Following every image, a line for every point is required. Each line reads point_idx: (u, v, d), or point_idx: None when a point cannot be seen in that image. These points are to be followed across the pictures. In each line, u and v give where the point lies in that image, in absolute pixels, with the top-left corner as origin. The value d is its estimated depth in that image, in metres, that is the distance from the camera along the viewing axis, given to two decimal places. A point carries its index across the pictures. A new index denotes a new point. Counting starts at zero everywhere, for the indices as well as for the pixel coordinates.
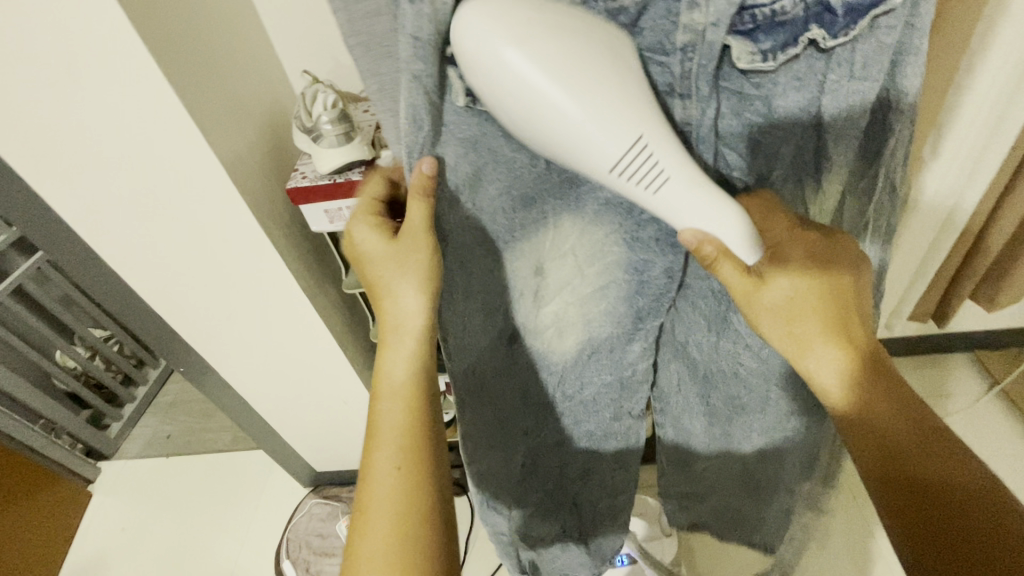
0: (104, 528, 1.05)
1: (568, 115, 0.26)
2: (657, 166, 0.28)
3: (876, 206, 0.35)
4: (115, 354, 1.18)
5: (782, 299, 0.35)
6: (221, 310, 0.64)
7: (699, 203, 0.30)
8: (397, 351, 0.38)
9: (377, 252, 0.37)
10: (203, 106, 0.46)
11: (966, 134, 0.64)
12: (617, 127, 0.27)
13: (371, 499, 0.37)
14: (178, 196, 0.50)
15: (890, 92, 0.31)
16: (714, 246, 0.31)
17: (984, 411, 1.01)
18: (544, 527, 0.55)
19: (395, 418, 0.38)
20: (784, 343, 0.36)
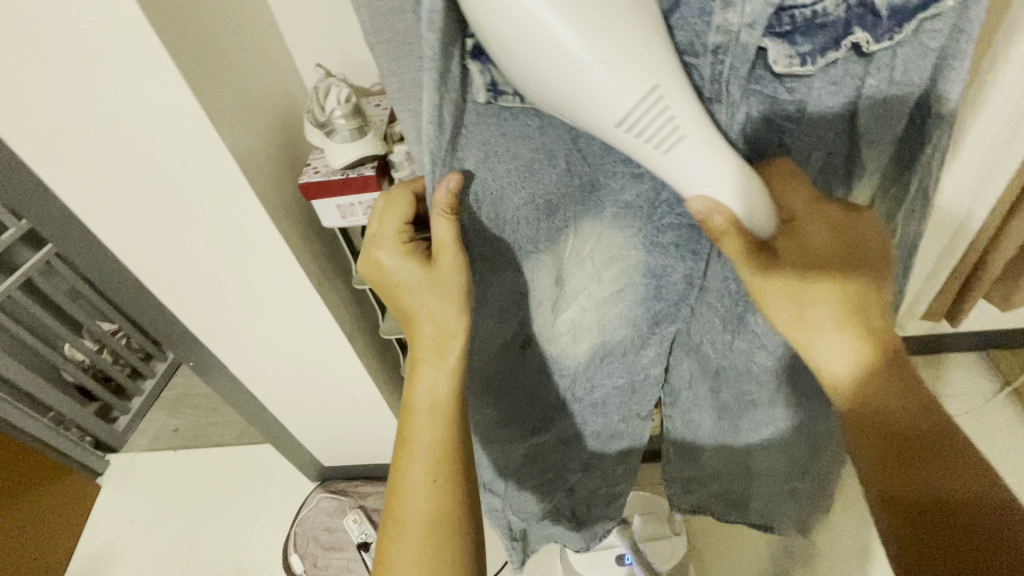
0: (115, 518, 1.11)
1: (577, 54, 0.24)
2: (669, 120, 0.28)
3: (906, 209, 0.37)
4: (123, 348, 1.23)
5: (791, 275, 0.34)
6: (234, 300, 0.66)
7: (706, 165, 0.29)
8: (432, 367, 0.38)
9: (409, 276, 0.37)
10: (216, 101, 0.48)
11: (984, 138, 0.67)
12: (628, 78, 0.25)
13: (404, 507, 0.39)
14: (198, 191, 0.52)
15: (929, 95, 0.32)
16: (724, 217, 0.31)
17: (996, 409, 1.05)
18: (538, 508, 0.59)
19: (433, 433, 0.39)
20: (791, 317, 0.35)
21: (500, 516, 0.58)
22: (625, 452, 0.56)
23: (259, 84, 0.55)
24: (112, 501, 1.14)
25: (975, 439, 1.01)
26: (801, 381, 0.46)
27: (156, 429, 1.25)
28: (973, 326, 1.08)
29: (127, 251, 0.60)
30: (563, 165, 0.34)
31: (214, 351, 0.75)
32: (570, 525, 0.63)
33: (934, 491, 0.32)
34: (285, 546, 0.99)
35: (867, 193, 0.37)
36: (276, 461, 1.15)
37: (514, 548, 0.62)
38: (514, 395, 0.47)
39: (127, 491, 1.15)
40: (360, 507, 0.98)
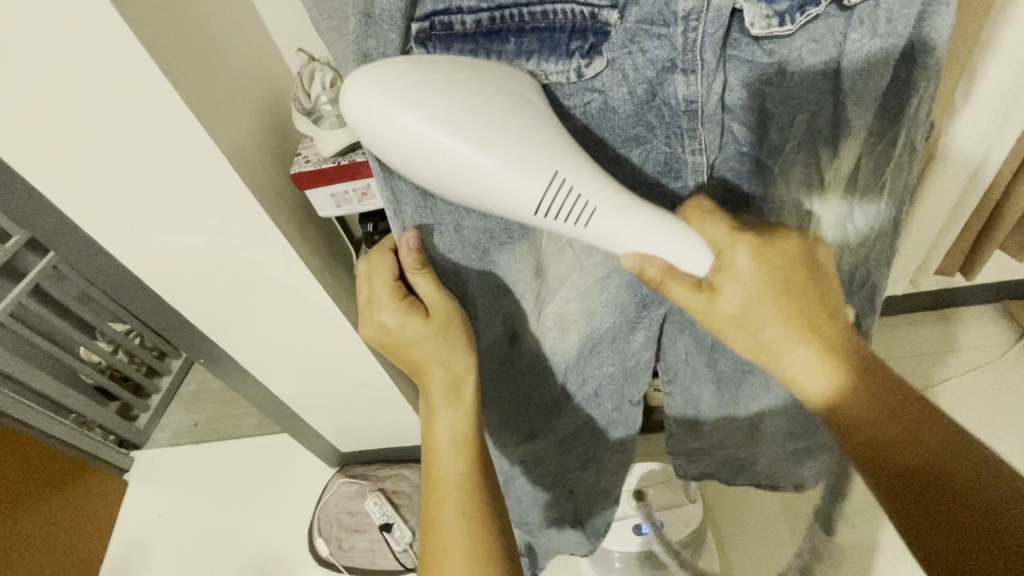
0: (144, 513, 1.15)
1: (478, 165, 0.28)
2: (581, 199, 0.31)
3: (895, 162, 0.42)
4: (137, 347, 1.25)
5: (741, 309, 0.35)
6: (237, 296, 0.67)
7: (632, 228, 0.33)
8: (450, 412, 0.39)
9: (409, 331, 0.37)
10: (200, 95, 0.47)
11: (999, 80, 0.64)
12: (530, 170, 0.29)
13: (440, 544, 0.38)
14: (189, 190, 0.52)
15: (918, 40, 0.35)
16: (657, 268, 0.34)
17: (1014, 360, 1.03)
18: (544, 512, 0.62)
19: (459, 469, 0.39)
20: (750, 349, 0.37)
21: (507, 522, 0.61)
22: (623, 442, 0.58)
23: (244, 74, 0.54)
24: (140, 496, 1.17)
25: (992, 392, 1.00)
26: None
27: (177, 424, 1.27)
28: (990, 277, 1.05)
29: (127, 254, 0.60)
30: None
31: (225, 347, 0.76)
32: (576, 530, 0.65)
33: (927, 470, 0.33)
34: (310, 530, 1.02)
35: (857, 155, 0.41)
36: (295, 450, 1.17)
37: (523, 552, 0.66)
38: (505, 394, 0.48)
39: (154, 486, 1.18)
40: (380, 490, 1.00)
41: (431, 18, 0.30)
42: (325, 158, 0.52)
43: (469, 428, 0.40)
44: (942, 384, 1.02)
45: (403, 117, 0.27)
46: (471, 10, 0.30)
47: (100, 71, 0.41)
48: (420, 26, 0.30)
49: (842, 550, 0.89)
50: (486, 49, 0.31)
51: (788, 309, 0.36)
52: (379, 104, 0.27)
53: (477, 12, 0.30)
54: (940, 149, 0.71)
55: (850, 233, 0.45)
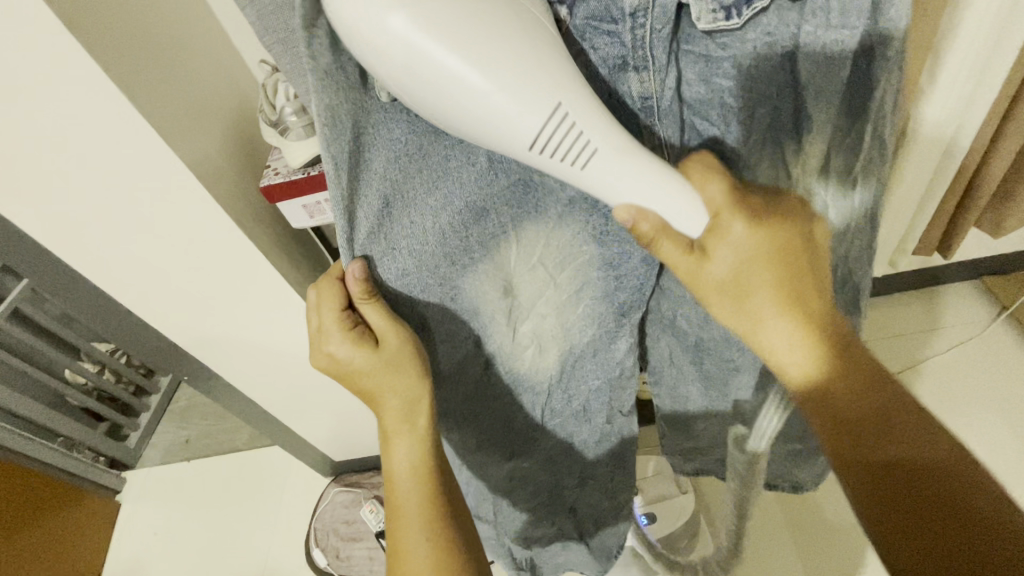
0: (139, 533, 1.14)
1: (472, 86, 0.26)
2: (580, 137, 0.29)
3: (866, 154, 0.41)
4: (123, 367, 1.23)
5: (728, 273, 0.36)
6: (216, 312, 0.66)
7: (629, 177, 0.31)
8: (404, 441, 0.41)
9: (359, 362, 0.39)
10: (163, 113, 0.46)
11: (965, 57, 0.64)
12: (533, 101, 0.27)
13: (406, 572, 0.40)
14: (159, 209, 0.51)
15: (874, 32, 0.35)
16: (650, 224, 0.33)
17: (996, 335, 1.05)
18: (539, 530, 0.62)
19: (418, 497, 0.41)
20: (734, 317, 0.38)
21: (500, 541, 0.61)
22: (617, 450, 0.58)
23: (207, 85, 0.53)
24: (134, 516, 1.16)
25: (975, 367, 1.02)
26: None
27: (168, 442, 1.26)
28: (969, 254, 1.06)
29: (100, 274, 0.59)
30: (502, 173, 0.36)
31: (208, 364, 0.75)
32: (583, 546, 0.67)
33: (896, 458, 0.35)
34: (307, 541, 1.01)
35: (823, 145, 0.40)
36: (289, 461, 1.16)
37: (524, 573, 0.67)
38: (481, 414, 0.48)
39: (147, 505, 1.17)
40: (376, 497, 1.00)
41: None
42: (294, 169, 0.51)
43: (427, 455, 0.41)
44: (927, 362, 1.04)
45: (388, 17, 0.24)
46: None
47: (53, 88, 0.40)
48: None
49: (835, 530, 0.90)
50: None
51: (774, 275, 0.37)
52: (370, 4, 0.24)
53: None
54: (912, 129, 0.72)
55: (821, 227, 0.45)
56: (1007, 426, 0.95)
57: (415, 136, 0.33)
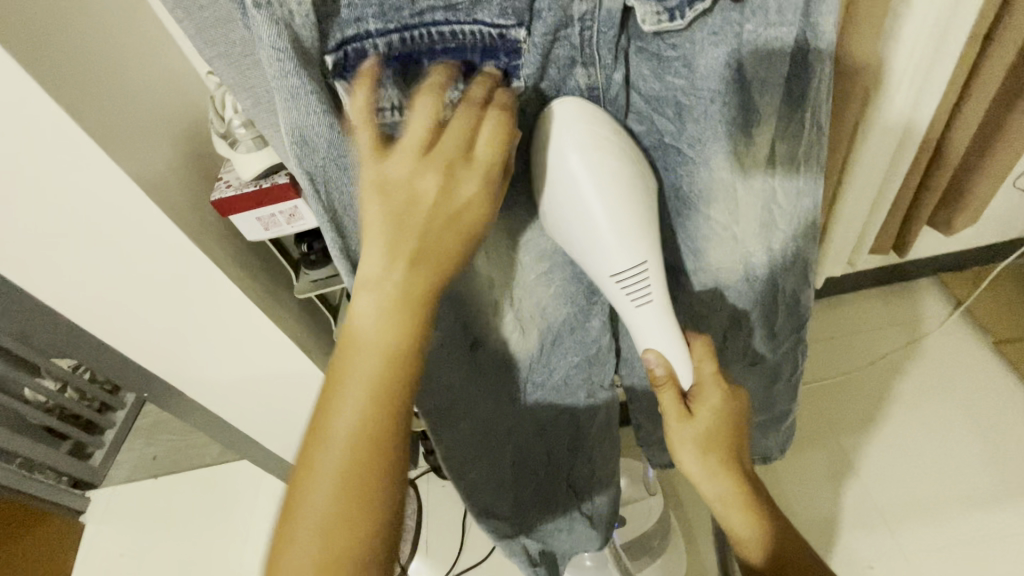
0: (105, 555, 1.10)
1: (596, 219, 0.36)
2: (647, 286, 0.39)
3: (805, 145, 0.42)
4: (86, 383, 1.19)
5: (703, 432, 0.43)
6: (175, 329, 0.65)
7: (661, 326, 0.41)
8: (385, 293, 0.31)
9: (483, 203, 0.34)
10: (109, 127, 0.44)
11: (909, 62, 0.66)
12: (632, 250, 0.38)
13: (325, 433, 0.31)
14: (108, 226, 0.50)
15: (808, 32, 0.37)
16: (665, 372, 0.42)
17: (952, 328, 1.08)
18: (551, 518, 0.62)
19: (370, 366, 0.31)
20: (694, 464, 0.45)
21: (516, 546, 0.60)
22: (603, 423, 0.59)
23: (156, 97, 0.52)
24: (99, 538, 1.12)
25: (934, 361, 1.05)
26: (758, 313, 0.52)
27: (135, 459, 1.22)
28: (926, 251, 1.10)
29: (49, 290, 0.57)
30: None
31: (171, 381, 0.74)
32: (582, 519, 0.64)
33: (790, 528, 0.47)
34: None
35: (770, 137, 0.41)
36: (259, 475, 1.14)
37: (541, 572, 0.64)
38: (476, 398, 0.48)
39: (114, 526, 1.13)
40: None
41: (344, 48, 0.31)
42: (247, 181, 0.51)
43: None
44: (890, 356, 1.07)
45: (572, 156, 0.35)
46: (380, 33, 0.31)
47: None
48: (335, 57, 0.31)
49: (806, 523, 0.92)
50: (408, 73, 0.33)
51: (731, 445, 0.44)
52: (575, 128, 0.35)
53: (387, 34, 0.31)
54: (865, 129, 0.74)
55: (774, 215, 0.46)
56: (964, 416, 0.98)
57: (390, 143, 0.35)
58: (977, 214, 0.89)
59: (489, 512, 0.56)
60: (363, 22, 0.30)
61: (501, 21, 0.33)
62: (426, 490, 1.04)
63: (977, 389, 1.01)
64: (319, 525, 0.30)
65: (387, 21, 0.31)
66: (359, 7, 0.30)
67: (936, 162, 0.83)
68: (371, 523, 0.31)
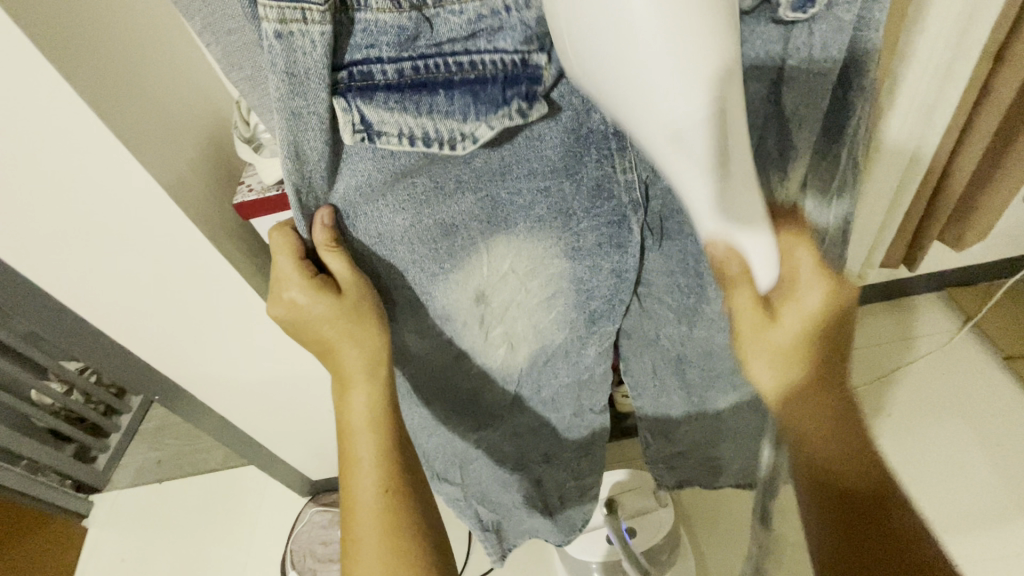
0: (105, 560, 1.09)
1: (632, 28, 0.22)
2: (721, 146, 0.25)
3: (839, 177, 0.43)
4: (93, 386, 1.19)
5: (788, 334, 0.37)
6: (189, 331, 0.65)
7: (732, 208, 0.28)
8: (356, 386, 0.39)
9: (322, 311, 0.37)
10: (138, 129, 0.45)
11: (921, 78, 0.67)
12: (697, 89, 0.23)
13: (352, 480, 0.39)
14: (129, 226, 0.50)
15: (851, 68, 0.36)
16: (739, 266, 0.33)
17: (962, 344, 1.08)
18: (506, 497, 0.61)
19: (367, 413, 0.39)
20: (774, 375, 0.39)
21: (468, 508, 0.60)
22: (589, 441, 0.58)
23: (184, 103, 0.53)
24: (100, 542, 1.12)
25: (944, 376, 1.05)
26: None
27: (139, 463, 1.22)
28: (935, 266, 1.10)
29: (67, 289, 0.57)
30: (468, 194, 0.37)
31: (182, 383, 0.74)
32: (544, 514, 0.64)
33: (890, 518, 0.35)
34: (283, 564, 0.97)
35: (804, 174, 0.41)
36: (265, 481, 1.13)
37: (489, 538, 0.64)
38: (461, 399, 0.50)
39: (115, 530, 1.13)
40: None
41: (350, 68, 0.29)
42: (268, 186, 0.51)
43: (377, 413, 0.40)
44: (898, 371, 1.06)
45: None
46: (391, 59, 0.30)
47: (12, 99, 0.39)
48: (342, 76, 0.29)
49: None
50: (414, 97, 0.31)
51: (816, 356, 0.38)
52: None
53: (398, 61, 0.30)
54: (874, 145, 0.74)
55: None
56: (976, 432, 0.98)
57: (393, 169, 0.34)
58: (989, 230, 0.89)
59: (442, 476, 0.56)
60: (376, 48, 0.29)
61: (522, 48, 0.31)
62: None
63: (988, 405, 1.01)
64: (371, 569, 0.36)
65: (402, 50, 0.30)
66: (375, 32, 0.29)
67: (946, 177, 0.83)
68: (412, 543, 0.37)
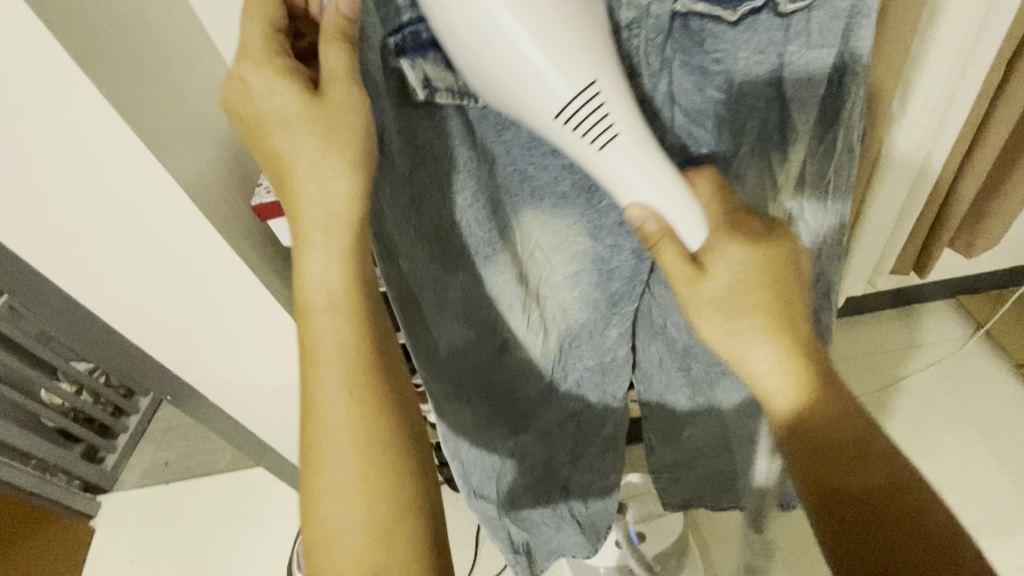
0: (112, 561, 1.10)
1: (518, 46, 0.27)
2: (607, 119, 0.30)
3: (837, 164, 0.41)
4: (103, 387, 1.20)
5: (723, 287, 0.37)
6: (204, 331, 0.65)
7: (638, 167, 0.32)
8: (327, 248, 0.33)
9: (285, 109, 0.31)
10: (161, 133, 0.45)
11: (935, 86, 0.67)
12: (574, 70, 0.28)
13: (322, 424, 0.34)
14: (148, 228, 0.50)
15: (846, 56, 0.35)
16: (657, 224, 0.34)
17: (973, 352, 1.08)
18: (537, 510, 0.59)
19: (339, 333, 0.34)
20: (723, 337, 0.38)
21: (501, 532, 0.56)
22: (611, 439, 0.57)
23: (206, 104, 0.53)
24: (107, 542, 1.12)
25: (956, 384, 1.04)
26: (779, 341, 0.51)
27: (147, 463, 1.22)
28: (946, 274, 1.10)
29: (85, 290, 0.58)
30: (499, 169, 0.38)
31: (194, 383, 0.74)
32: (573, 523, 0.63)
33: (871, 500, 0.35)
34: (290, 566, 0.97)
35: (801, 157, 0.41)
36: (272, 483, 1.13)
37: (520, 560, 0.60)
38: (490, 396, 0.48)
39: (123, 530, 1.13)
40: None
41: (401, 31, 0.30)
42: None
43: (348, 282, 0.34)
44: (907, 379, 1.06)
45: None
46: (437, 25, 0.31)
47: (33, 98, 0.38)
48: (393, 39, 0.31)
49: None
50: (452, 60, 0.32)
51: (771, 306, 0.37)
52: None
53: None
54: (886, 152, 0.74)
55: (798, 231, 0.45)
56: (987, 441, 0.98)
57: (438, 143, 0.34)
58: (999, 237, 0.89)
59: (479, 493, 0.51)
60: (421, 8, 0.30)
61: None
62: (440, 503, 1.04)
63: (999, 414, 1.00)
64: (346, 519, 0.33)
65: None
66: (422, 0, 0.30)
67: (956, 185, 0.84)
68: (392, 487, 0.34)
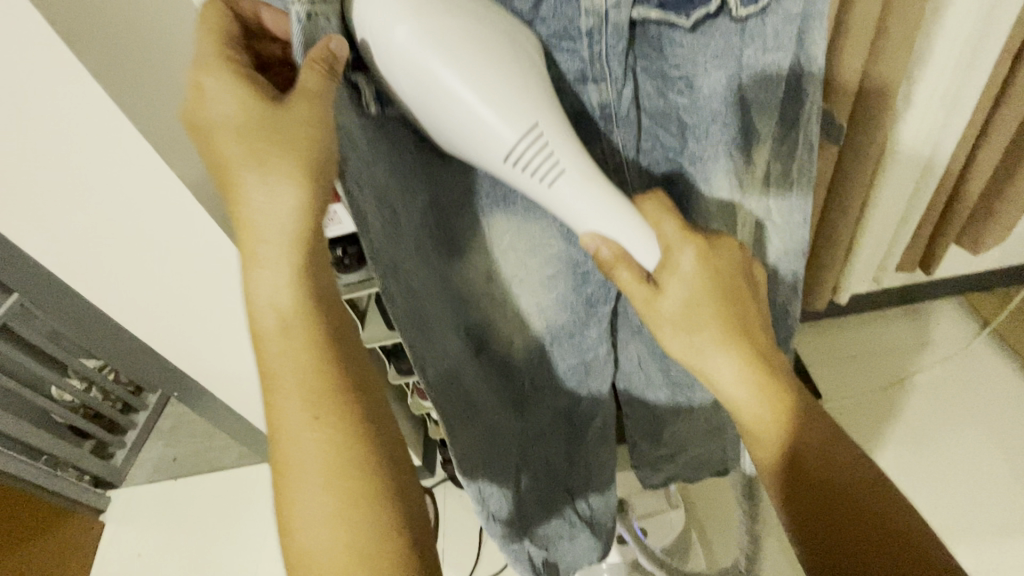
0: (122, 554, 1.11)
1: (464, 99, 0.28)
2: (551, 158, 0.31)
3: (799, 164, 0.41)
4: (112, 384, 1.21)
5: (679, 306, 0.37)
6: (209, 329, 0.66)
7: (587, 199, 0.32)
8: (272, 269, 0.33)
9: (234, 116, 0.31)
10: None
11: (940, 80, 0.67)
12: (512, 114, 0.29)
13: (290, 450, 0.33)
14: (151, 227, 0.51)
15: (801, 62, 0.36)
16: (611, 250, 0.34)
17: (979, 349, 1.07)
18: (550, 523, 0.60)
19: (297, 357, 0.33)
20: (682, 350, 0.39)
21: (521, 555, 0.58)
22: (599, 438, 0.57)
23: None
24: (117, 536, 1.14)
25: (962, 382, 1.04)
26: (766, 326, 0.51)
27: (155, 459, 1.24)
28: (954, 270, 1.08)
29: (93, 288, 0.59)
30: (468, 170, 0.37)
31: (200, 380, 0.75)
32: (584, 531, 0.63)
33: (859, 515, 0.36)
34: None
35: (765, 158, 0.41)
36: None
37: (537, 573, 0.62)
38: (481, 406, 0.46)
39: (132, 525, 1.15)
40: None
41: (364, 42, 0.30)
42: None
43: (297, 299, 0.33)
44: (914, 377, 1.05)
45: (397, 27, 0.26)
46: None
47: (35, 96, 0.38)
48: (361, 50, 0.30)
49: None
50: None
51: (725, 318, 0.38)
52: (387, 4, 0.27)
53: None
54: (891, 148, 0.74)
55: (766, 230, 0.45)
56: (994, 439, 0.97)
57: (408, 151, 0.35)
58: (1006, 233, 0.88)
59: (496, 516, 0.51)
60: None
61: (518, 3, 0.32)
62: (443, 499, 1.05)
63: (1006, 411, 1.00)
64: (325, 538, 0.33)
65: None
66: None
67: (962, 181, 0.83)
68: (367, 502, 0.33)
